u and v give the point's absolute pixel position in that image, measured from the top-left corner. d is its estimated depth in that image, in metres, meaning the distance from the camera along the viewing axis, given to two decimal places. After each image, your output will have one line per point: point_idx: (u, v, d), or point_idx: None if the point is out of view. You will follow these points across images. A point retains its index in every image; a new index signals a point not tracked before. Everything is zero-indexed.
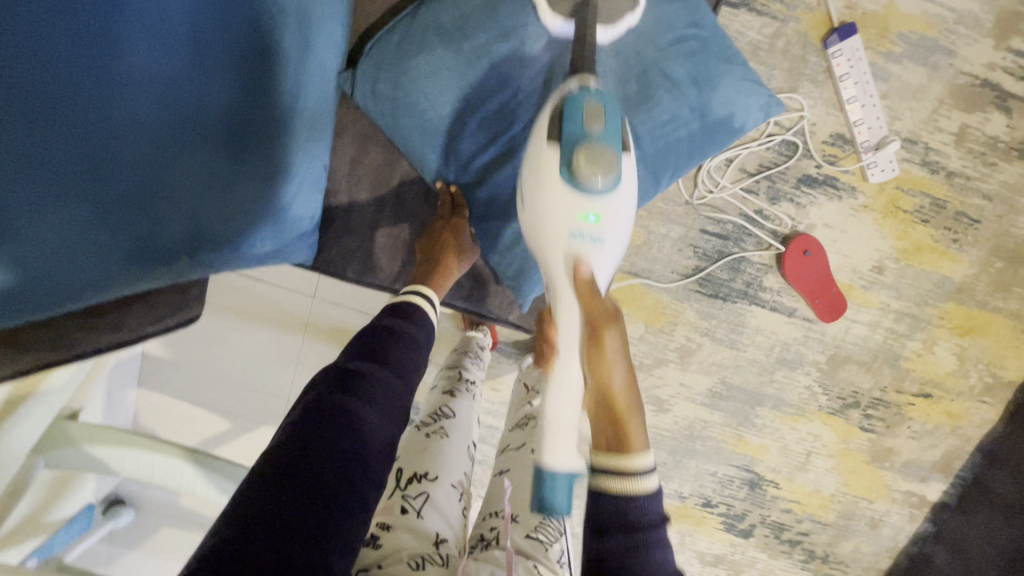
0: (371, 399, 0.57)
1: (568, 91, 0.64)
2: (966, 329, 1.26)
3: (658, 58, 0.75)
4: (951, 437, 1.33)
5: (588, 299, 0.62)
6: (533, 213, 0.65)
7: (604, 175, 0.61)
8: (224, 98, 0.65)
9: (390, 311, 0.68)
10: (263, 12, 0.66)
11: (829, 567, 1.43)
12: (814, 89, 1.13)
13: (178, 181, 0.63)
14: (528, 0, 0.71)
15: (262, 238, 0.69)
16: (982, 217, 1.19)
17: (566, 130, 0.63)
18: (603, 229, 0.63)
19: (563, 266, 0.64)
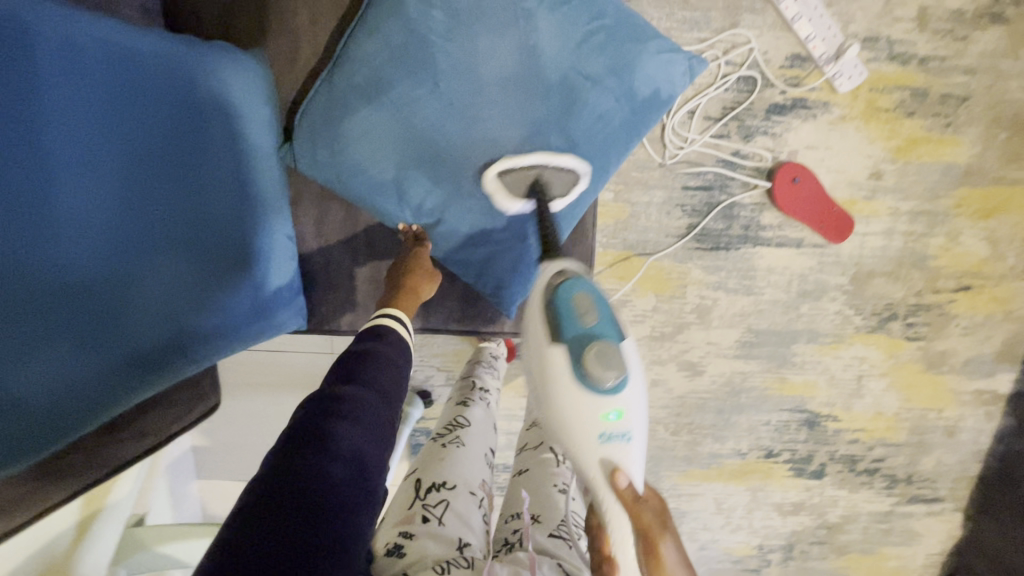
0: (354, 418, 0.57)
1: (557, 287, 0.65)
2: (989, 211, 1.19)
3: (574, 60, 0.72)
4: (1007, 324, 1.26)
5: (635, 507, 0.59)
6: (556, 417, 0.63)
7: (615, 371, 0.61)
8: (175, 206, 0.69)
9: (366, 337, 0.70)
10: (189, 115, 0.69)
11: (916, 488, 1.37)
12: (756, 18, 1.09)
13: (152, 291, 0.69)
14: (429, 35, 0.69)
15: (247, 323, 0.76)
16: (970, 93, 1.13)
17: (565, 332, 0.63)
18: (628, 424, 0.61)
19: (599, 472, 0.61)
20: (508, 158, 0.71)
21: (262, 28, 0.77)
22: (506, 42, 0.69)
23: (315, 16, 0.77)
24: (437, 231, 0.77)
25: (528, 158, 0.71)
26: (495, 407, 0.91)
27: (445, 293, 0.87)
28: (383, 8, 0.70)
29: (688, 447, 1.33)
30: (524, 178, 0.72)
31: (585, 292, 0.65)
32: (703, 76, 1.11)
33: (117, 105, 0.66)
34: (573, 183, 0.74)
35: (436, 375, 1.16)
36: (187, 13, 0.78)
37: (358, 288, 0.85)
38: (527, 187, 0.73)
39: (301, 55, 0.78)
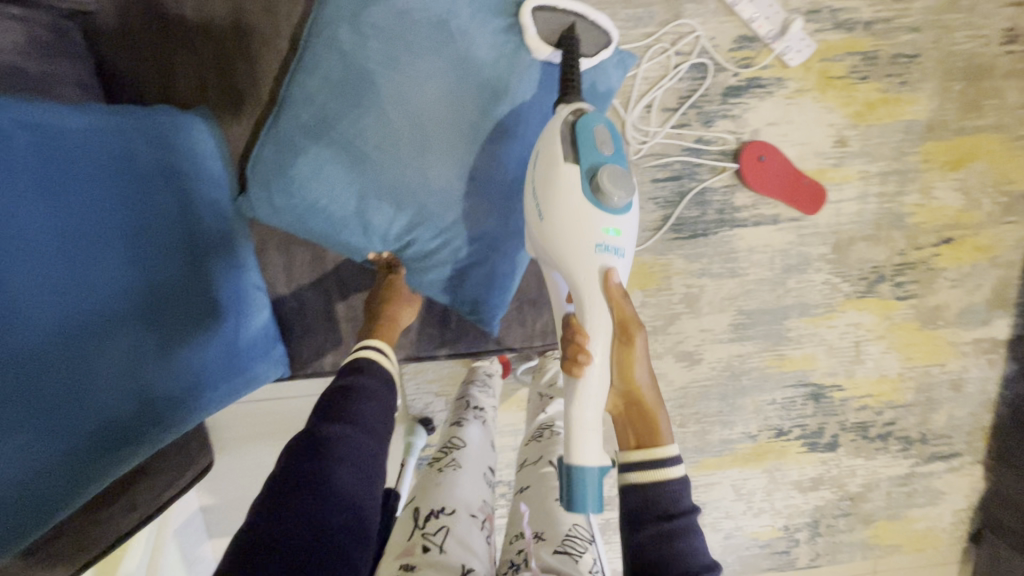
0: (342, 458, 0.56)
1: (583, 109, 0.69)
2: (957, 161, 1.20)
3: (510, 70, 0.72)
4: (994, 270, 1.26)
5: (618, 305, 0.65)
6: (550, 212, 0.66)
7: (622, 195, 0.66)
8: (127, 276, 0.67)
9: (351, 369, 0.69)
10: (132, 184, 0.69)
11: (932, 446, 1.36)
12: (698, 7, 1.11)
13: (112, 366, 0.66)
14: (363, 69, 0.71)
15: (222, 380, 0.75)
16: (919, 50, 1.14)
17: (584, 147, 0.66)
18: (622, 243, 0.67)
19: (591, 276, 0.65)
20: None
21: (204, 90, 0.79)
22: (441, 61, 0.70)
23: (257, 68, 0.79)
24: (405, 258, 0.77)
25: (566, 3, 0.75)
26: (492, 424, 0.91)
27: (425, 319, 0.87)
28: (320, 47, 0.72)
29: (697, 437, 1.32)
30: (557, 23, 0.74)
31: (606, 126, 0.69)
32: (655, 69, 1.12)
33: (52, 182, 0.64)
34: (600, 47, 0.77)
35: (435, 402, 1.15)
36: (125, 82, 0.79)
37: (336, 327, 0.86)
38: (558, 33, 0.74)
39: (246, 112, 0.80)
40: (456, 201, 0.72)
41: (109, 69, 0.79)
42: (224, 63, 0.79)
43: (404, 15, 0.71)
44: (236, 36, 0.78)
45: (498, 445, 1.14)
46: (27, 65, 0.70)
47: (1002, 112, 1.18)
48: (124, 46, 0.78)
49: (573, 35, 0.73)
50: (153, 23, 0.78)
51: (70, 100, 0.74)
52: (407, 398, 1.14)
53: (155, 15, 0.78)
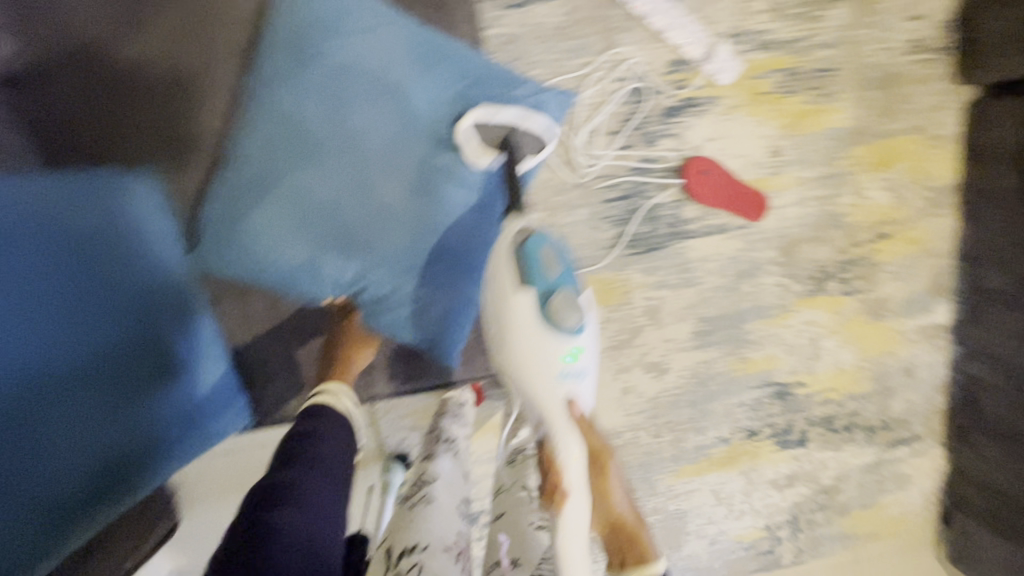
0: (299, 504, 0.56)
1: (530, 234, 0.75)
2: (882, 162, 1.29)
3: (448, 121, 0.77)
4: (929, 260, 1.34)
5: (586, 432, 0.72)
6: (517, 354, 0.73)
7: (574, 316, 0.72)
8: (73, 344, 0.68)
9: (306, 415, 0.69)
10: (73, 250, 0.69)
11: (894, 432, 1.41)
12: (630, 36, 1.17)
13: (61, 435, 0.67)
14: (305, 128, 0.74)
15: (182, 437, 0.72)
16: (835, 64, 1.23)
17: (536, 273, 0.72)
18: (581, 366, 0.74)
19: (559, 405, 0.73)
20: (481, 109, 0.76)
21: (148, 149, 0.80)
22: (380, 113, 0.74)
23: (203, 123, 0.81)
24: (359, 301, 0.78)
25: (502, 111, 0.76)
26: (465, 454, 0.91)
27: (389, 356, 0.88)
28: (257, 106, 0.74)
29: (673, 445, 1.33)
30: (494, 134, 0.77)
31: (552, 246, 0.75)
32: (596, 95, 1.17)
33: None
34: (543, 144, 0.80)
35: (409, 437, 1.11)
36: (66, 140, 0.79)
37: (298, 371, 0.86)
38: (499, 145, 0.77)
39: (190, 168, 0.81)
40: (407, 244, 0.77)
41: (47, 128, 0.78)
42: (170, 122, 0.81)
43: (340, 73, 0.74)
44: (182, 96, 0.80)
45: (477, 474, 1.13)
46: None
47: (917, 115, 1.28)
48: (62, 109, 0.78)
49: (512, 146, 0.76)
50: (92, 86, 0.79)
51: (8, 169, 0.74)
52: (379, 436, 1.11)
53: (94, 78, 0.79)
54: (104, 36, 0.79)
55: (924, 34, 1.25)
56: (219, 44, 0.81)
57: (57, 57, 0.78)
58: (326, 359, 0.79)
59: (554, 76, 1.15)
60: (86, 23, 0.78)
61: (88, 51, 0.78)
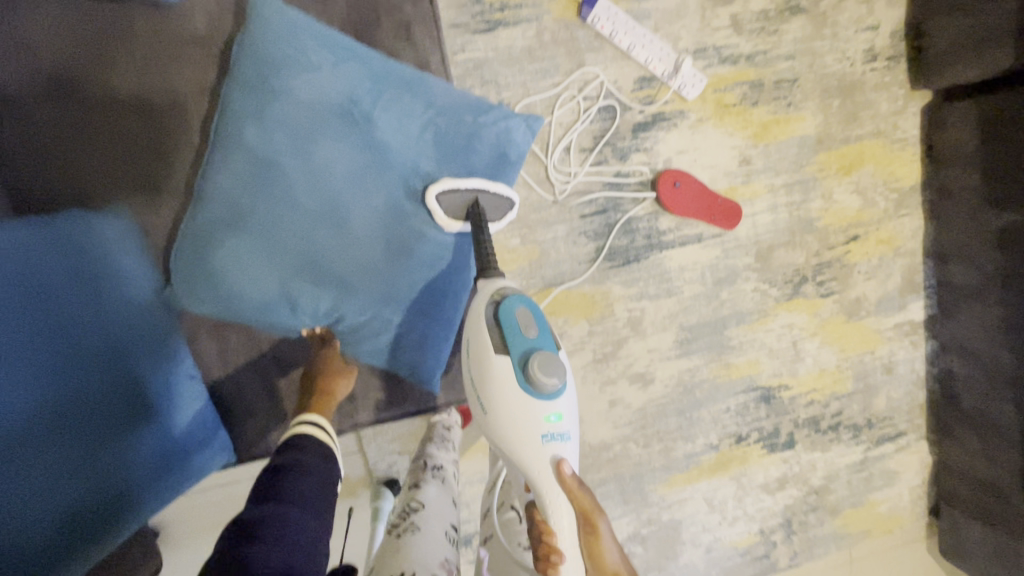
0: (278, 536, 0.54)
1: (504, 295, 0.76)
2: (849, 167, 1.33)
3: (416, 149, 0.77)
4: (899, 259, 1.38)
5: (575, 495, 0.71)
6: (499, 423, 0.73)
7: (555, 376, 0.73)
8: (37, 389, 0.62)
9: (285, 449, 0.69)
10: (39, 291, 0.65)
11: (879, 430, 1.43)
12: (598, 55, 1.20)
13: (25, 488, 0.60)
14: (273, 160, 0.73)
15: (155, 480, 0.71)
16: (797, 75, 1.27)
17: (512, 337, 0.74)
18: (565, 426, 0.74)
19: (545, 470, 0.72)
20: (447, 180, 0.78)
21: (115, 186, 0.79)
22: (351, 143, 0.74)
23: (173, 159, 0.81)
24: (338, 330, 0.79)
25: (467, 182, 0.79)
26: (453, 480, 0.91)
27: (370, 385, 0.88)
28: (226, 143, 0.74)
29: (662, 455, 1.33)
30: (461, 201, 0.79)
31: (527, 306, 0.76)
32: (567, 114, 1.20)
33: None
34: (505, 210, 0.84)
35: (399, 460, 1.13)
36: (23, 174, 0.76)
37: (279, 403, 0.85)
38: (466, 212, 0.79)
39: (163, 204, 0.81)
40: (383, 271, 0.76)
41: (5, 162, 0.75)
42: (137, 157, 0.80)
43: (306, 105, 0.74)
44: (150, 132, 0.80)
45: (466, 496, 1.13)
46: None
47: (878, 120, 1.32)
48: (19, 144, 0.76)
49: (480, 214, 0.79)
50: (53, 125, 0.77)
51: None
52: (368, 462, 1.11)
53: (56, 117, 0.77)
54: (65, 73, 0.77)
55: (878, 44, 1.30)
56: (188, 81, 0.81)
57: (13, 97, 0.75)
58: (306, 392, 0.79)
59: (524, 97, 1.17)
60: (45, 59, 0.76)
61: (47, 91, 0.77)
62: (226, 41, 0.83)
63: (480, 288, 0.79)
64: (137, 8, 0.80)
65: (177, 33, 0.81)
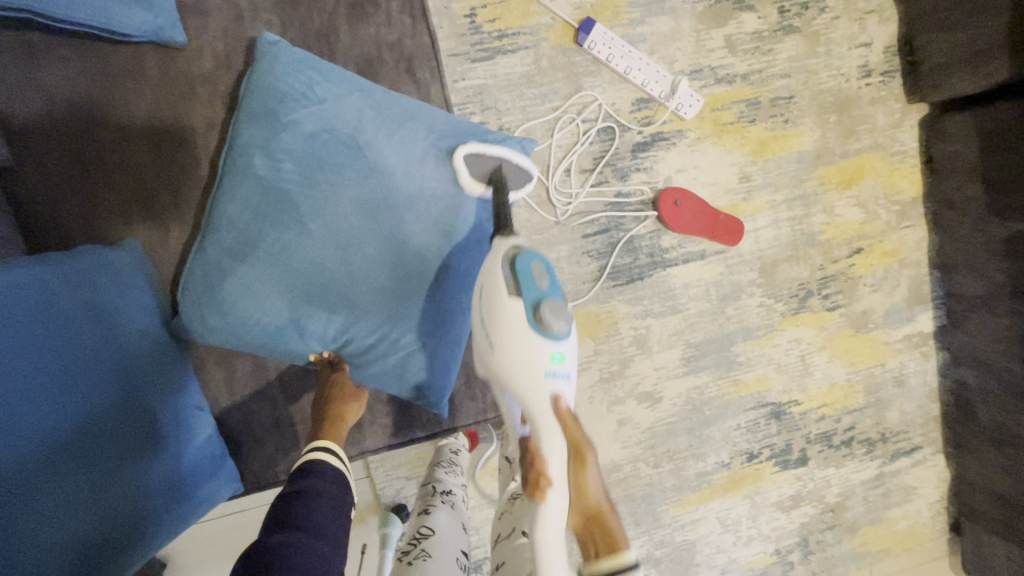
0: (290, 564, 0.54)
1: (518, 246, 0.73)
2: (849, 180, 1.33)
3: (419, 172, 0.78)
4: (905, 271, 1.37)
5: (570, 427, 0.68)
6: (503, 351, 0.70)
7: (563, 326, 0.70)
8: (59, 418, 0.60)
9: (300, 474, 0.68)
10: (54, 322, 0.65)
11: (894, 444, 1.40)
12: (595, 79, 1.22)
13: (47, 523, 0.57)
14: (280, 188, 0.75)
15: (167, 510, 0.70)
16: (793, 92, 1.29)
17: (525, 283, 0.70)
18: (568, 367, 0.71)
19: (544, 400, 0.69)
20: (473, 144, 0.81)
21: (127, 219, 0.81)
22: (356, 168, 0.76)
23: (182, 192, 0.83)
24: (345, 355, 0.79)
25: (491, 148, 0.82)
26: (463, 505, 0.91)
27: (376, 410, 0.88)
28: (235, 175, 0.76)
29: (673, 475, 1.31)
30: (483, 168, 0.82)
31: (539, 260, 0.73)
32: (567, 137, 1.21)
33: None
34: (523, 184, 0.85)
35: (407, 485, 1.12)
36: (40, 211, 0.78)
37: (286, 432, 0.85)
38: (488, 176, 0.81)
39: (172, 234, 0.83)
40: (390, 295, 0.77)
41: (23, 200, 0.78)
42: (147, 191, 0.82)
43: (313, 135, 0.76)
44: (160, 166, 0.82)
45: (476, 520, 1.11)
46: None
47: (876, 134, 1.33)
48: (36, 182, 0.78)
49: (500, 180, 0.80)
50: (68, 162, 0.79)
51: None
52: (376, 487, 1.10)
53: (71, 151, 0.79)
54: (79, 112, 0.80)
55: (872, 60, 1.32)
56: (197, 116, 0.84)
57: (31, 137, 0.78)
58: (316, 418, 0.79)
59: (524, 121, 1.19)
60: (62, 101, 0.79)
61: (62, 127, 0.79)
62: (235, 77, 0.85)
63: (496, 245, 0.75)
64: (148, 47, 0.82)
65: (188, 71, 0.84)
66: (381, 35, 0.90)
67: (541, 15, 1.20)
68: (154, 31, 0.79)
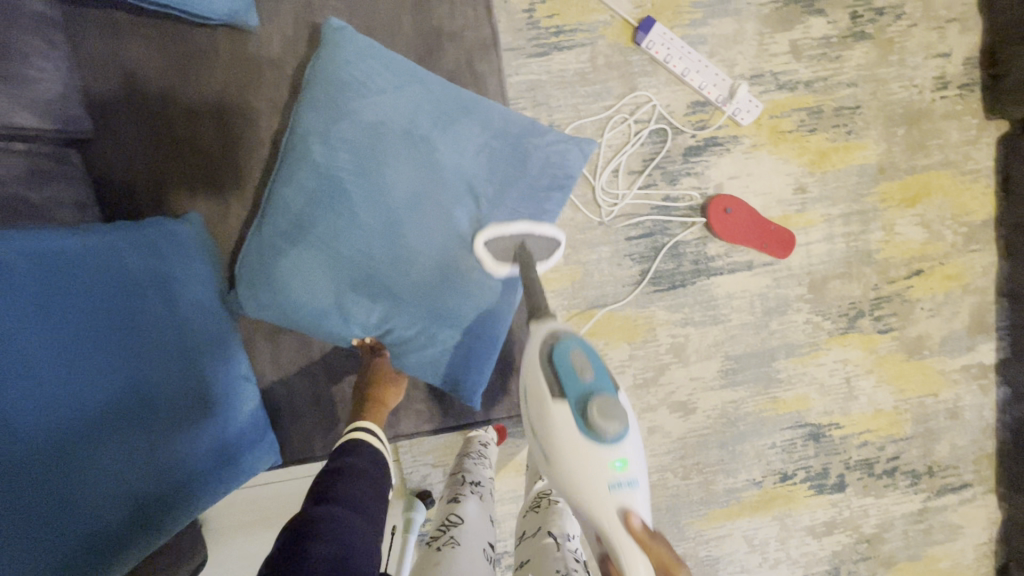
0: (332, 535, 0.55)
1: (554, 341, 0.67)
2: (913, 198, 1.26)
3: (471, 169, 0.79)
4: (968, 297, 1.30)
5: (649, 549, 0.60)
6: (563, 471, 0.65)
7: (617, 423, 0.63)
8: (122, 378, 0.64)
9: (339, 452, 0.71)
10: (124, 287, 0.68)
11: (942, 478, 1.32)
12: (651, 79, 1.20)
13: (101, 476, 0.60)
14: (336, 176, 0.77)
15: (213, 473, 0.73)
16: (859, 102, 1.24)
17: (568, 387, 0.65)
18: (633, 471, 0.64)
19: (613, 520, 0.62)
20: (494, 224, 0.79)
21: (192, 194, 0.85)
22: (411, 162, 0.77)
23: (242, 171, 0.86)
24: (386, 341, 0.81)
25: (513, 226, 0.79)
26: (490, 498, 0.92)
27: (412, 396, 0.89)
28: (294, 161, 0.78)
29: (702, 488, 1.28)
30: (508, 245, 0.79)
31: (579, 348, 0.67)
32: (617, 137, 1.20)
33: (41, 294, 0.60)
34: (550, 250, 0.83)
35: (433, 473, 1.13)
36: (115, 180, 0.83)
37: (325, 410, 0.87)
38: (512, 254, 0.80)
39: (232, 210, 0.86)
40: (433, 287, 0.77)
41: (101, 167, 0.83)
42: (212, 168, 0.85)
43: (371, 125, 0.78)
44: (224, 145, 0.85)
45: (499, 513, 1.12)
46: (59, 187, 0.75)
47: (947, 150, 1.26)
48: (113, 153, 0.83)
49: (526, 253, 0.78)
50: (143, 135, 0.84)
51: (67, 221, 0.74)
52: (403, 472, 1.12)
53: (145, 124, 0.84)
54: (158, 89, 0.84)
55: (950, 71, 1.25)
56: (263, 98, 0.86)
57: (113, 109, 0.83)
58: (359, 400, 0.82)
59: (575, 119, 1.18)
60: (143, 77, 0.84)
61: (140, 102, 0.84)
62: (302, 62, 0.88)
63: (533, 331, 0.71)
64: (223, 29, 0.86)
65: (258, 54, 0.87)
66: (443, 27, 0.91)
67: (600, 12, 1.18)
68: (230, 14, 0.82)
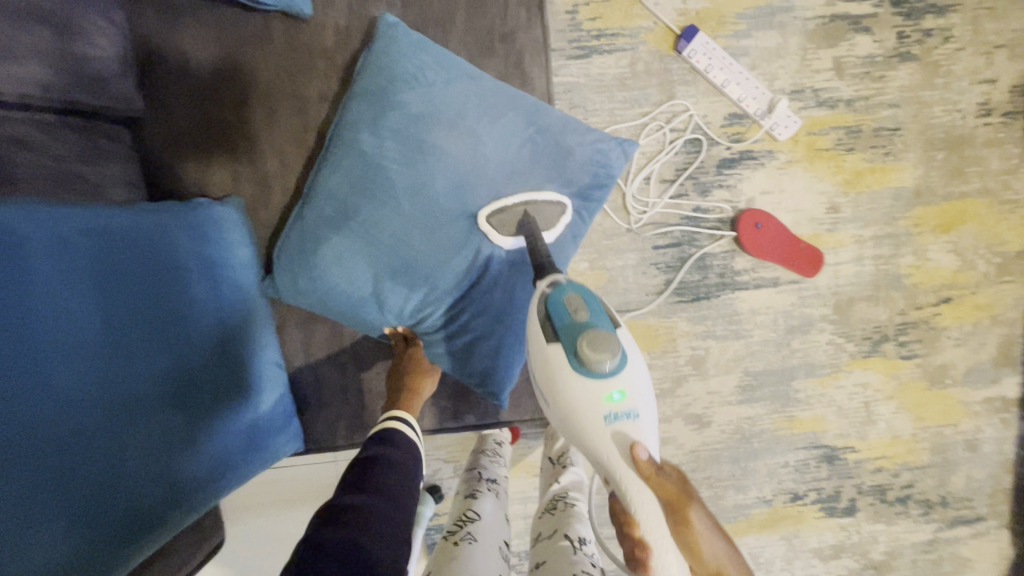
0: (366, 524, 0.56)
1: (548, 290, 0.65)
2: (947, 225, 1.24)
3: (514, 164, 0.79)
4: (996, 329, 1.27)
5: (655, 480, 0.59)
6: (568, 415, 0.63)
7: (611, 355, 0.60)
8: (163, 358, 0.65)
9: (373, 441, 0.71)
10: (169, 269, 0.69)
11: (955, 510, 1.31)
12: (689, 89, 1.19)
13: (143, 452, 0.61)
14: (382, 165, 0.77)
15: (242, 457, 0.73)
16: (899, 123, 1.22)
17: (558, 326, 0.63)
18: (634, 402, 0.62)
19: (617, 456, 0.61)
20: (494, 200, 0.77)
21: (236, 178, 0.85)
22: (455, 154, 0.77)
23: (284, 157, 0.86)
24: (419, 332, 0.81)
25: (511, 197, 0.77)
26: (505, 497, 0.92)
27: (437, 392, 0.89)
28: (343, 148, 0.79)
29: (710, 502, 1.27)
30: (510, 218, 0.77)
31: (573, 289, 0.65)
32: (652, 144, 1.19)
33: (94, 271, 0.62)
34: (557, 216, 0.79)
35: (444, 468, 1.14)
36: (163, 161, 0.84)
37: (353, 400, 0.88)
38: (514, 225, 0.77)
39: (274, 197, 0.86)
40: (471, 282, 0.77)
41: (151, 147, 0.84)
42: (257, 153, 0.86)
43: (417, 117, 0.78)
44: (270, 132, 0.86)
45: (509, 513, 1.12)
46: (110, 164, 0.77)
47: (986, 178, 1.23)
48: (164, 134, 0.84)
49: (530, 224, 0.75)
50: (193, 118, 0.84)
51: (117, 199, 0.76)
52: None
53: (196, 106, 0.84)
54: (210, 72, 0.84)
55: (995, 98, 1.22)
56: (314, 87, 0.87)
57: (167, 90, 0.84)
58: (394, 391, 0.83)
59: (611, 124, 1.18)
60: (197, 60, 0.84)
61: (192, 83, 0.84)
62: (353, 53, 0.88)
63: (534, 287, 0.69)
64: (277, 16, 0.86)
65: (310, 43, 0.87)
66: (495, 26, 0.91)
67: (643, 18, 1.18)
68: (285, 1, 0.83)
